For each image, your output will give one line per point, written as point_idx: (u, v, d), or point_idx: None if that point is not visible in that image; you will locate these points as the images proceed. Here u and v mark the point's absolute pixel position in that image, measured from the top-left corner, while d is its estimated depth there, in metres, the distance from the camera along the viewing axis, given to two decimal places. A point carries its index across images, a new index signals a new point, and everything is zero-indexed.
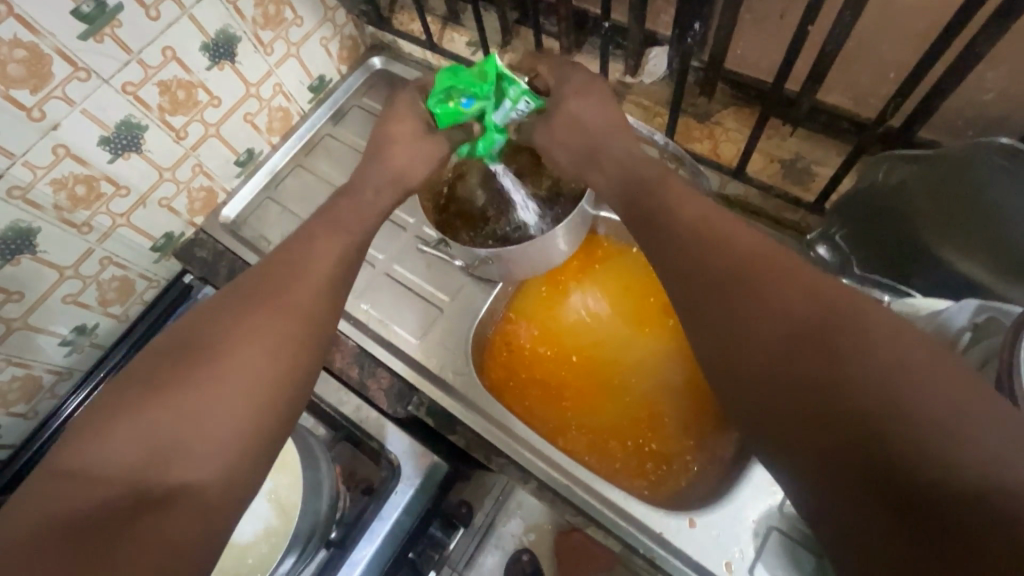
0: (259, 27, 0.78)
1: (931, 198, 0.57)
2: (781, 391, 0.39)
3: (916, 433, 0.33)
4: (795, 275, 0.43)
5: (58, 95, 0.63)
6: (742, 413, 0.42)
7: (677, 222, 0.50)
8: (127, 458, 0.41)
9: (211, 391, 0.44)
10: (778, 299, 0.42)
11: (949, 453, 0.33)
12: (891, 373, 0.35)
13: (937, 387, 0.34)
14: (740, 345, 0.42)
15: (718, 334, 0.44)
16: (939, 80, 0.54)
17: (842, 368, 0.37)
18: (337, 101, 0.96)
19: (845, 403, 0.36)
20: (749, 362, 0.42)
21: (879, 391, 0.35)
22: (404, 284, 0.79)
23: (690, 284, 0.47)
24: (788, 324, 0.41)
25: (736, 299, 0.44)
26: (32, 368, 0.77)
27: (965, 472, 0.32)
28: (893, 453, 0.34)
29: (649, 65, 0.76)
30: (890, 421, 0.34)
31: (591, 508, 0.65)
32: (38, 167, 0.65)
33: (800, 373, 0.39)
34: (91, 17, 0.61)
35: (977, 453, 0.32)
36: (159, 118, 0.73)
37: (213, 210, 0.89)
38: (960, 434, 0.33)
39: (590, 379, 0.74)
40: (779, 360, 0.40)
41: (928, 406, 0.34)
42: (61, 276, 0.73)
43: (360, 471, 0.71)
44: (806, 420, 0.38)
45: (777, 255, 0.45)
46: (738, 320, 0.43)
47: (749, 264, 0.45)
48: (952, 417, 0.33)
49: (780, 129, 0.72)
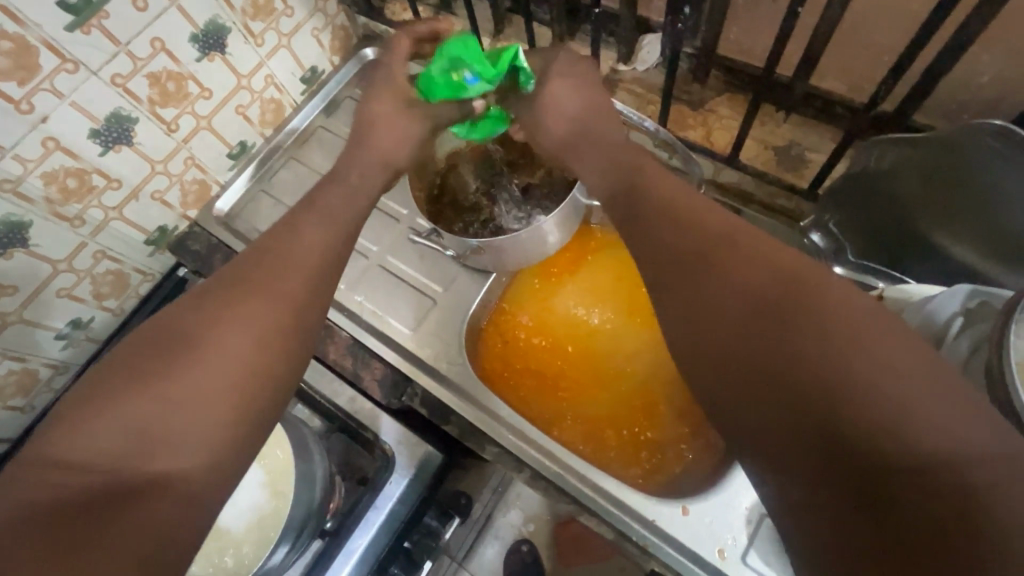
0: (249, 17, 0.78)
1: (925, 182, 0.57)
2: (752, 371, 0.40)
3: (878, 407, 0.35)
4: (767, 256, 0.44)
5: (46, 87, 0.63)
6: (729, 400, 0.42)
7: (665, 208, 0.50)
8: (114, 448, 0.41)
9: (198, 381, 0.44)
10: (749, 280, 0.43)
11: (908, 425, 0.34)
12: (855, 349, 0.37)
13: (897, 362, 0.36)
14: (728, 333, 0.42)
15: (693, 319, 0.45)
16: (933, 63, 0.53)
17: (810, 346, 0.38)
18: (330, 92, 0.95)
19: (812, 380, 0.37)
20: (736, 352, 0.41)
21: (844, 367, 0.37)
22: (397, 275, 0.79)
23: (678, 269, 0.46)
24: (758, 303, 0.42)
25: (710, 279, 0.44)
26: (28, 361, 0.77)
27: (922, 442, 0.34)
28: (857, 427, 0.35)
29: (642, 52, 0.76)
30: (854, 396, 0.36)
31: (584, 497, 0.65)
32: (28, 160, 0.65)
33: (770, 353, 0.40)
34: (77, 8, 0.61)
35: (932, 423, 0.34)
36: (149, 110, 0.73)
37: (206, 203, 0.89)
38: (920, 407, 0.34)
39: (584, 369, 0.74)
40: (751, 339, 0.41)
41: (889, 381, 0.35)
42: (55, 270, 0.73)
43: (355, 461, 0.71)
44: (776, 398, 0.39)
45: (750, 235, 0.46)
46: (712, 302, 0.44)
47: (720, 244, 0.45)
48: (912, 391, 0.35)
49: (773, 113, 0.72)
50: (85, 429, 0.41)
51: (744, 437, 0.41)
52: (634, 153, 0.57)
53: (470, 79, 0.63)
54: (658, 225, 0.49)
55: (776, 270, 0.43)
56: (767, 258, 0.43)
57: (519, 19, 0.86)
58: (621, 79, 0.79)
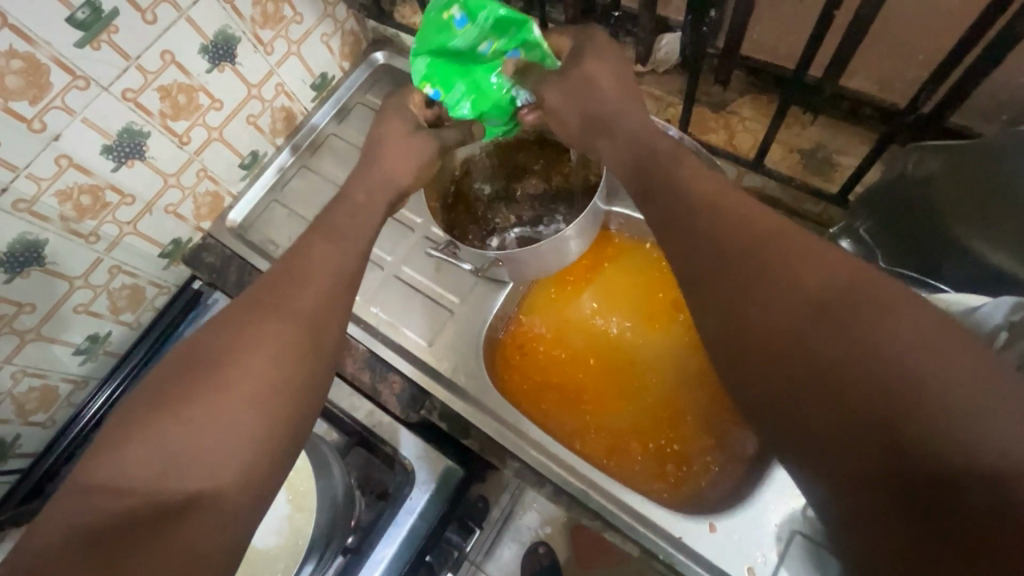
0: (258, 26, 0.76)
1: (963, 190, 0.55)
2: (787, 377, 0.39)
3: (931, 415, 0.33)
4: (804, 254, 0.41)
5: (58, 105, 0.62)
6: (763, 416, 0.41)
7: (689, 208, 0.48)
8: (137, 483, 0.40)
9: (222, 409, 0.43)
10: (785, 278, 0.41)
11: (960, 433, 0.32)
12: (900, 352, 0.35)
13: (948, 365, 0.34)
14: (756, 347, 0.41)
15: (722, 329, 0.43)
16: (975, 64, 0.51)
17: (853, 349, 0.36)
18: (340, 98, 0.94)
19: (855, 384, 0.36)
20: (768, 364, 0.40)
21: (889, 370, 0.35)
22: (412, 286, 0.78)
23: (707, 283, 0.45)
24: (791, 301, 0.40)
25: (742, 283, 0.42)
26: (48, 378, 0.77)
27: (974, 452, 0.32)
28: (903, 436, 0.34)
29: (660, 53, 0.74)
30: (902, 402, 0.34)
31: (609, 514, 0.64)
32: (42, 178, 0.64)
33: (814, 356, 0.38)
34: (86, 24, 0.60)
35: (985, 430, 0.32)
36: (160, 124, 0.72)
37: (220, 214, 0.88)
38: (973, 416, 0.33)
39: (608, 381, 0.72)
40: (789, 344, 0.39)
41: (940, 387, 0.33)
42: (71, 287, 0.73)
43: (375, 476, 0.70)
44: (814, 406, 0.37)
45: (785, 230, 0.43)
46: (744, 309, 0.42)
47: (752, 240, 0.43)
48: (963, 397, 0.33)
49: (800, 116, 0.69)
50: (108, 461, 0.40)
51: (784, 454, 0.40)
52: (666, 144, 0.55)
53: (462, 21, 0.58)
54: (682, 239, 0.47)
55: (815, 268, 0.40)
56: (805, 255, 0.41)
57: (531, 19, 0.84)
58: (640, 82, 0.77)
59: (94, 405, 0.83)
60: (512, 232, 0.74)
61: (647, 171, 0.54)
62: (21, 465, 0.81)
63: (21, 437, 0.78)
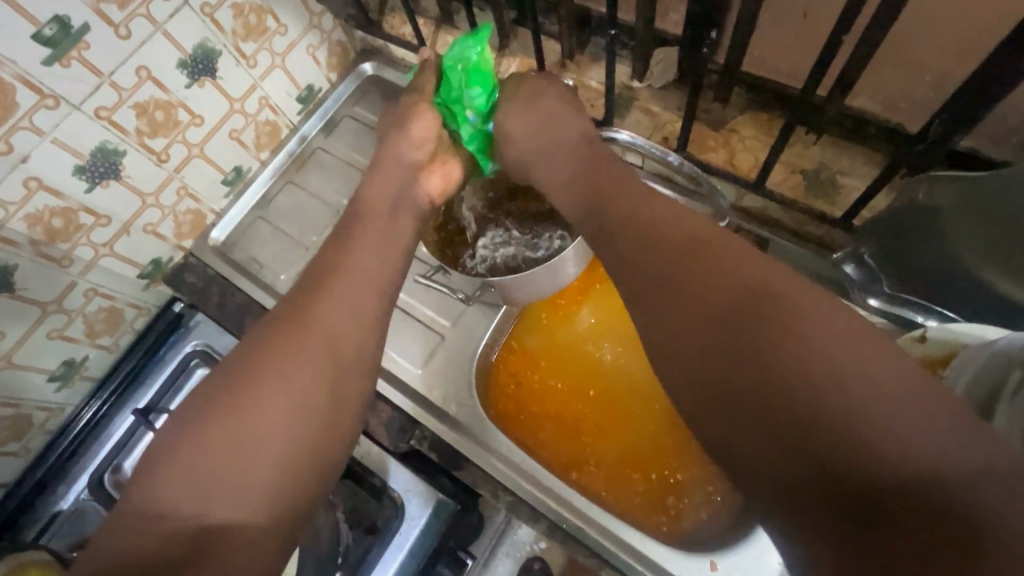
0: (240, 38, 0.73)
1: (975, 220, 0.53)
2: (742, 411, 0.37)
3: (881, 452, 0.32)
4: (735, 282, 0.40)
5: (26, 125, 0.59)
6: (730, 457, 0.38)
7: (662, 238, 0.44)
8: None
9: (202, 456, 0.41)
10: (749, 305, 0.39)
11: (911, 467, 0.32)
12: (846, 387, 0.34)
13: (894, 399, 0.33)
14: (728, 387, 0.38)
15: (672, 369, 0.42)
16: (987, 89, 0.49)
17: (822, 381, 0.35)
18: (328, 110, 0.91)
19: (806, 422, 0.35)
20: (734, 401, 0.38)
21: (845, 393, 0.34)
22: (402, 308, 0.76)
23: (687, 314, 0.41)
24: (734, 334, 0.39)
25: (714, 313, 0.40)
26: (21, 406, 0.73)
27: (925, 485, 0.31)
28: (859, 463, 0.33)
29: (656, 68, 0.72)
30: (847, 436, 0.33)
31: (605, 551, 0.63)
32: (9, 203, 0.61)
33: (752, 393, 0.37)
34: (54, 40, 0.57)
35: (935, 465, 0.31)
36: (137, 141, 0.69)
37: (201, 232, 0.85)
38: (933, 455, 0.32)
39: (609, 412, 0.71)
40: (736, 386, 0.38)
41: (884, 423, 0.33)
42: (44, 312, 0.69)
43: (362, 509, 0.66)
44: (776, 441, 0.36)
45: (731, 250, 0.42)
46: (696, 352, 0.40)
47: (699, 265, 0.42)
48: (909, 428, 0.32)
49: (803, 136, 0.67)
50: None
51: (753, 497, 0.37)
52: None
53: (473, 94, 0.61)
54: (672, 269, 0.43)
55: (777, 298, 0.39)
56: (785, 285, 0.39)
57: (524, 31, 0.81)
58: (635, 97, 0.75)
59: (71, 433, 0.79)
60: (508, 225, 0.70)
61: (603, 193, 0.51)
62: None
63: None
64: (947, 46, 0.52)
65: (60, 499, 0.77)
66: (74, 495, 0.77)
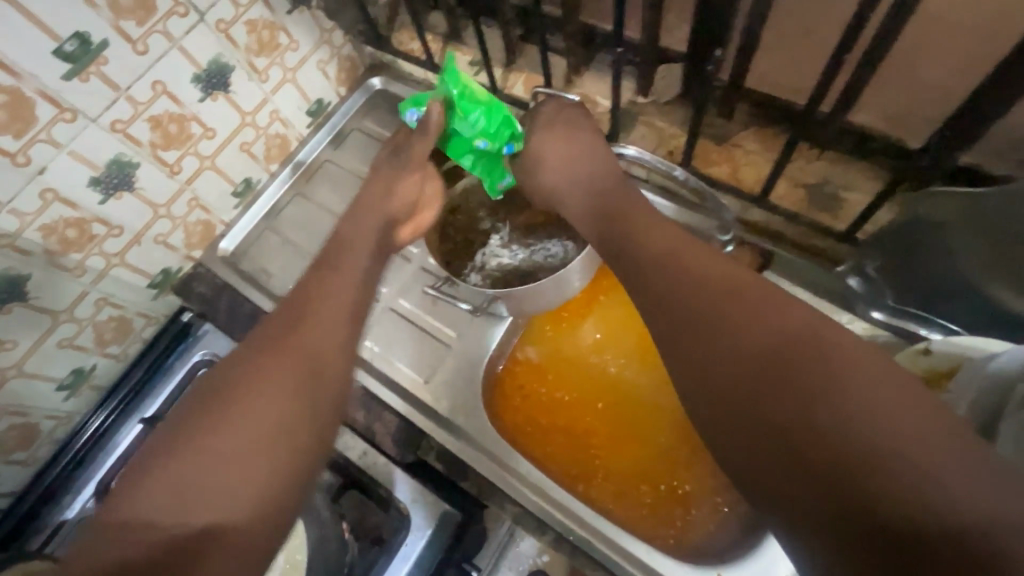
0: (253, 53, 0.75)
1: (976, 236, 0.53)
2: (761, 435, 0.38)
3: (895, 479, 0.32)
4: (750, 308, 0.42)
5: (44, 138, 0.60)
6: (749, 482, 0.39)
7: None
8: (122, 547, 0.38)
9: (212, 466, 0.41)
10: (759, 330, 0.41)
11: (924, 498, 0.31)
12: (860, 412, 0.35)
13: (907, 427, 0.34)
14: (748, 414, 0.39)
15: (693, 389, 0.43)
16: (986, 106, 0.50)
17: (835, 407, 0.35)
18: (336, 124, 0.93)
19: (819, 449, 0.35)
20: (754, 425, 0.39)
21: (862, 420, 0.34)
22: (408, 318, 0.77)
23: (703, 333, 0.43)
24: (749, 355, 0.40)
25: (732, 343, 0.41)
26: (29, 415, 0.74)
27: (938, 516, 0.31)
28: (877, 489, 0.33)
29: (660, 84, 0.73)
30: (862, 462, 0.33)
31: (613, 563, 0.63)
32: (26, 213, 0.62)
33: (769, 418, 0.38)
34: (74, 56, 0.59)
35: (948, 496, 0.31)
36: (151, 154, 0.70)
37: (211, 242, 0.86)
38: (951, 484, 0.31)
39: (617, 425, 0.71)
40: (755, 410, 0.39)
41: (890, 448, 0.33)
42: (55, 321, 0.70)
43: (369, 520, 0.67)
44: (792, 467, 0.36)
45: (742, 280, 0.44)
46: (709, 367, 0.42)
47: (712, 292, 0.44)
48: (924, 455, 0.33)
49: (807, 151, 0.69)
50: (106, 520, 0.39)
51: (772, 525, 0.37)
52: None
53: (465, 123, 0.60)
54: None
55: (791, 325, 0.40)
56: (796, 311, 0.41)
57: (531, 48, 0.84)
58: (641, 112, 0.76)
59: (78, 441, 0.79)
60: (502, 224, 0.72)
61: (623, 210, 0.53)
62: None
63: None
64: (946, 65, 0.54)
65: (65, 509, 0.77)
66: (80, 505, 0.76)
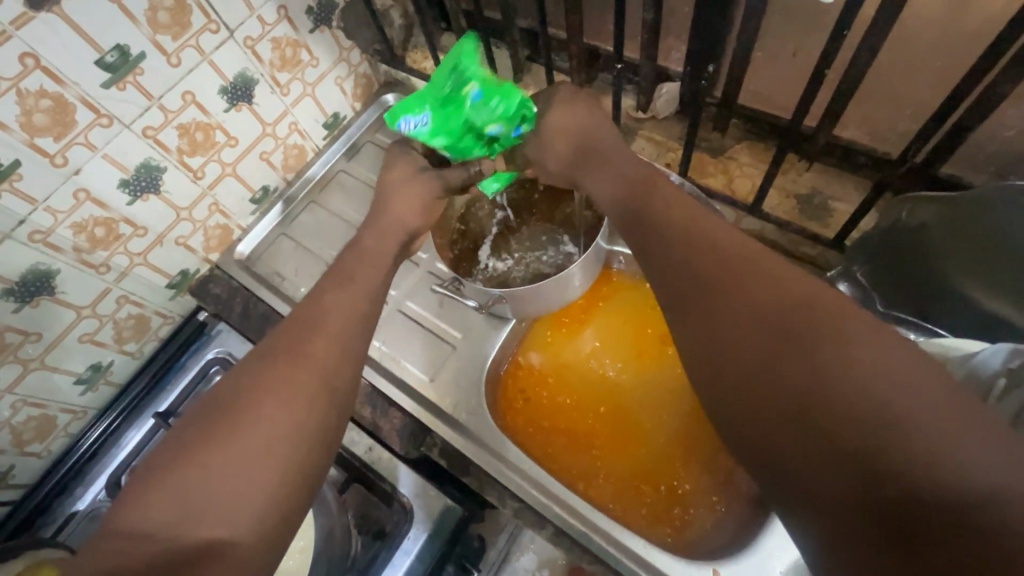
0: (277, 68, 0.80)
1: (953, 238, 0.57)
2: (761, 403, 0.38)
3: (891, 447, 0.33)
4: (748, 283, 0.42)
5: (81, 141, 0.64)
6: (748, 446, 0.40)
7: (678, 241, 0.47)
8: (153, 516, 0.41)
9: (231, 445, 0.44)
10: (754, 304, 0.41)
11: (928, 472, 0.31)
12: (879, 392, 0.34)
13: (928, 405, 0.33)
14: (747, 384, 0.39)
15: (694, 360, 0.43)
16: (960, 121, 0.54)
17: (834, 377, 0.35)
18: (351, 136, 0.97)
19: (818, 414, 0.35)
20: (753, 394, 0.39)
21: (862, 390, 0.34)
22: (416, 320, 0.80)
23: (698, 307, 0.44)
24: (750, 326, 0.40)
25: (727, 314, 0.42)
26: (47, 408, 0.76)
27: (946, 495, 0.31)
28: (876, 453, 0.33)
29: (660, 100, 0.77)
30: (881, 441, 0.33)
31: (609, 557, 0.64)
32: (60, 211, 0.66)
33: (781, 398, 0.37)
34: (114, 66, 0.63)
35: (939, 463, 0.31)
36: (177, 159, 0.74)
37: (228, 246, 0.90)
38: (948, 454, 0.31)
39: (617, 426, 0.73)
40: (753, 376, 0.39)
41: (890, 416, 0.33)
42: (78, 316, 0.73)
43: (373, 514, 0.69)
44: (793, 433, 0.36)
45: (739, 254, 0.44)
46: (708, 339, 0.42)
47: (710, 272, 0.44)
48: (926, 428, 0.32)
49: (796, 164, 0.73)
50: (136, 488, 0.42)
51: (771, 485, 0.38)
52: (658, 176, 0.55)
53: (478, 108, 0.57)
54: (678, 271, 0.46)
55: (790, 291, 0.40)
56: (781, 284, 0.41)
57: (537, 68, 0.88)
58: (640, 127, 0.80)
59: (91, 436, 0.82)
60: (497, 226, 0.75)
61: (641, 196, 0.53)
62: (12, 498, 0.78)
63: (15, 467, 0.77)
64: (925, 83, 0.58)
65: (76, 500, 0.79)
66: (91, 496, 0.80)
